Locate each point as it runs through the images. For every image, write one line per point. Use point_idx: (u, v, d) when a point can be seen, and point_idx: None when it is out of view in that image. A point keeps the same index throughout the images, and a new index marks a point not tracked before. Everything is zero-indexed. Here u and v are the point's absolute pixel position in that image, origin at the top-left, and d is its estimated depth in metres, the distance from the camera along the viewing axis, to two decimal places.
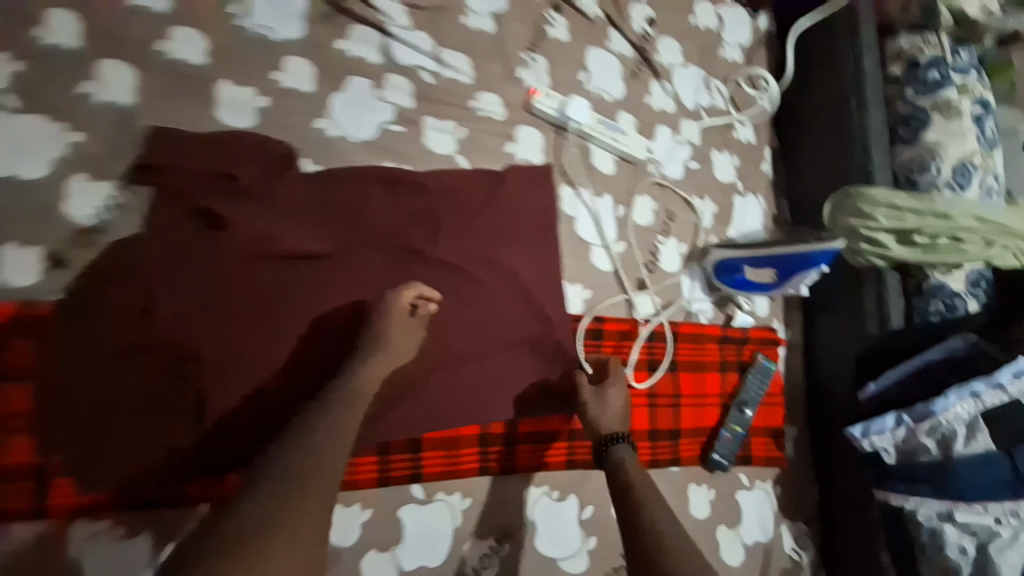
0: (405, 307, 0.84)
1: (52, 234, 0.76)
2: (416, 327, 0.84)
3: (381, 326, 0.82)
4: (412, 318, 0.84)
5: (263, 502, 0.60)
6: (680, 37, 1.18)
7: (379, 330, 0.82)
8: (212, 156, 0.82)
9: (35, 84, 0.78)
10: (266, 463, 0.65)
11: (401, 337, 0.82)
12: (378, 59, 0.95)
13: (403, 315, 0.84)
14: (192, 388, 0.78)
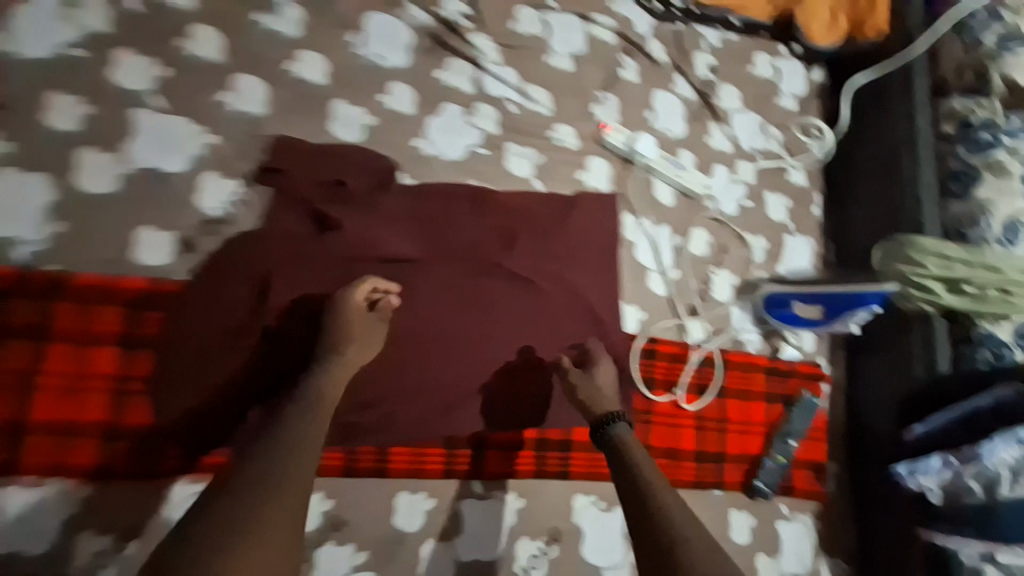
0: (361, 308, 0.86)
1: (184, 222, 0.86)
2: (371, 327, 0.86)
3: (341, 325, 0.84)
4: (371, 319, 0.86)
5: (236, 497, 0.60)
6: (742, 84, 1.26)
7: (337, 331, 0.83)
8: (326, 165, 0.93)
9: (180, 90, 0.89)
10: (237, 468, 0.64)
11: (355, 337, 0.84)
12: (470, 89, 1.05)
13: (364, 316, 0.86)
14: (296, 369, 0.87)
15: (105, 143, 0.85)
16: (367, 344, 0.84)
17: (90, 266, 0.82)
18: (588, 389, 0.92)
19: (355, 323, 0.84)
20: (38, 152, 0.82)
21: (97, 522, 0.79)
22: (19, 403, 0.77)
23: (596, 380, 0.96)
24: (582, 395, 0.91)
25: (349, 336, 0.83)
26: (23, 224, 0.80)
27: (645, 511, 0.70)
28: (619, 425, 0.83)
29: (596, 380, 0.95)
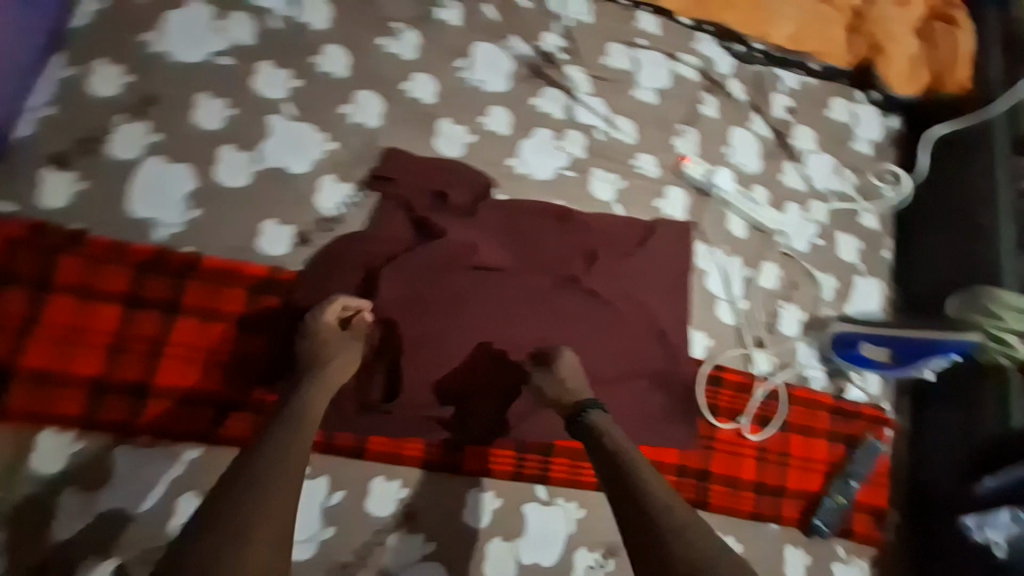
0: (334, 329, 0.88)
1: (303, 217, 0.95)
2: (345, 346, 0.87)
3: (316, 347, 0.85)
4: (349, 339, 0.88)
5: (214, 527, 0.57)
6: (819, 126, 1.29)
7: (313, 351, 0.84)
8: (432, 177, 1.01)
9: (308, 99, 0.99)
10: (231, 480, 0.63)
11: (331, 354, 0.85)
12: (562, 115, 1.12)
13: (341, 338, 0.87)
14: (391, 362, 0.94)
15: (241, 142, 0.94)
16: (345, 361, 0.85)
17: (220, 250, 0.91)
18: (554, 389, 0.91)
19: (334, 341, 0.86)
20: (181, 143, 0.91)
21: (200, 485, 0.85)
22: (148, 368, 0.85)
23: (559, 372, 0.92)
24: (548, 394, 0.91)
25: (326, 353, 0.84)
26: (167, 209, 0.90)
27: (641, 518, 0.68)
28: (595, 413, 0.86)
29: (558, 374, 0.92)
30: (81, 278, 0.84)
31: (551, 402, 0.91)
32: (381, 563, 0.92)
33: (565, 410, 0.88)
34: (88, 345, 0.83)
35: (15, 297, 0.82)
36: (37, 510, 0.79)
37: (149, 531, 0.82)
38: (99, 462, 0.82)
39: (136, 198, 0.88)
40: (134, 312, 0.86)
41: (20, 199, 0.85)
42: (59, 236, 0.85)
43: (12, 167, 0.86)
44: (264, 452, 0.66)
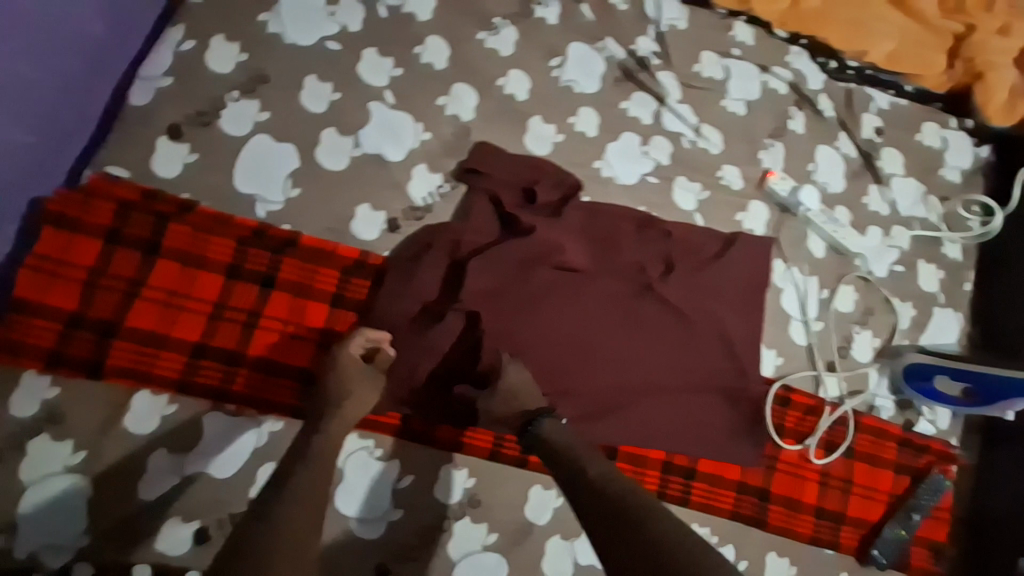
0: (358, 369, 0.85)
1: (394, 204, 0.97)
2: (363, 382, 0.84)
3: (335, 379, 0.83)
4: (368, 377, 0.85)
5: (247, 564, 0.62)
6: (907, 150, 1.26)
7: (333, 388, 0.83)
8: (521, 173, 1.01)
9: (408, 89, 1.00)
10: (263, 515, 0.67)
11: (352, 389, 0.83)
12: (650, 120, 1.11)
13: (361, 374, 0.85)
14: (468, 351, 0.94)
15: (342, 127, 0.96)
16: (363, 400, 0.83)
17: (315, 229, 0.93)
18: (501, 402, 0.87)
19: (345, 375, 0.84)
20: (287, 124, 0.94)
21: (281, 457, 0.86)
22: (243, 338, 0.87)
23: (512, 384, 0.88)
24: (495, 410, 0.87)
25: (344, 392, 0.82)
26: (269, 186, 0.92)
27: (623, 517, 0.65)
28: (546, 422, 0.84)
29: (505, 386, 0.88)
30: (187, 245, 0.87)
31: (496, 417, 0.88)
32: (444, 550, 0.93)
33: (514, 422, 0.86)
34: (186, 310, 0.86)
35: (126, 258, 0.85)
36: (126, 468, 0.81)
37: (232, 497, 0.84)
38: (189, 426, 0.84)
39: (241, 174, 0.91)
40: (233, 283, 0.88)
41: (134, 166, 0.88)
42: (170, 204, 0.88)
43: (129, 134, 0.88)
44: (286, 481, 0.72)
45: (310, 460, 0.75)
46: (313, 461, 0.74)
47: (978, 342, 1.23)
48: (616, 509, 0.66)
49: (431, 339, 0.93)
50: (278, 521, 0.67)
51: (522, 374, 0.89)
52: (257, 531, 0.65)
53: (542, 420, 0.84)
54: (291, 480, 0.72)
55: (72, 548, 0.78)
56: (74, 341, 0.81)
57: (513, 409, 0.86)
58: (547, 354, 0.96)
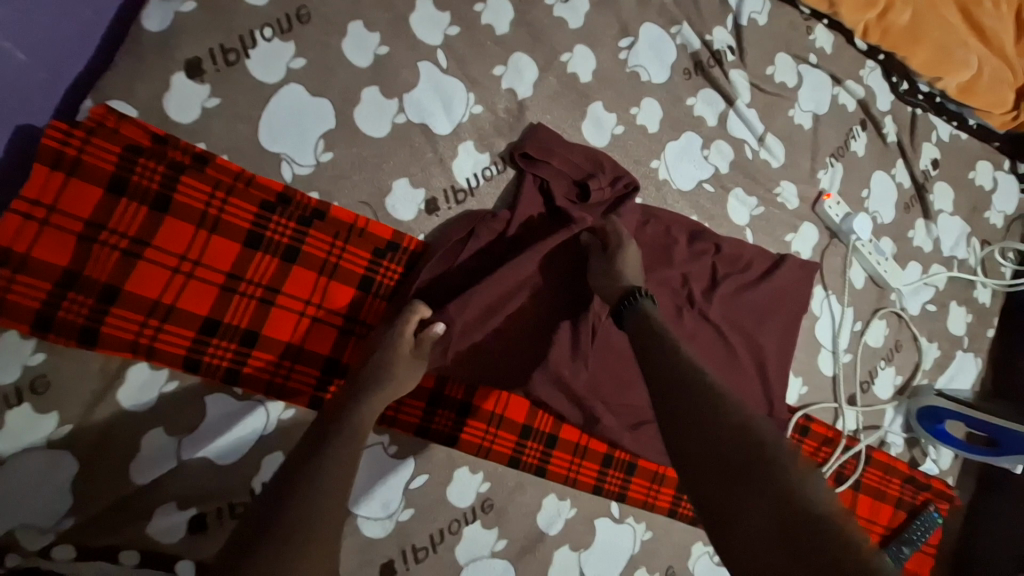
0: (409, 340, 0.78)
1: (435, 182, 0.87)
2: (406, 365, 0.77)
3: (383, 358, 0.75)
4: (417, 351, 0.78)
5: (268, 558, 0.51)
6: (957, 186, 1.24)
7: (375, 368, 0.75)
8: (579, 164, 0.92)
9: (466, 54, 0.90)
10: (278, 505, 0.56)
11: (395, 371, 0.76)
12: (714, 122, 1.04)
13: (410, 347, 0.78)
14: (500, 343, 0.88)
15: (387, 86, 0.85)
16: (407, 379, 0.77)
17: (348, 202, 0.83)
18: (606, 274, 0.84)
19: (385, 369, 0.75)
20: (328, 77, 0.83)
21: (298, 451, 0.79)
22: (259, 317, 0.78)
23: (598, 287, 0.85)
24: (601, 279, 0.84)
25: (386, 375, 0.75)
26: (299, 146, 0.81)
27: (704, 394, 0.62)
28: (644, 300, 0.79)
29: (615, 267, 0.84)
30: (202, 204, 0.76)
31: (598, 286, 0.85)
32: (450, 553, 0.87)
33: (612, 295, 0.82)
34: (200, 281, 0.76)
35: (130, 211, 0.73)
36: (115, 446, 0.72)
37: (235, 487, 0.76)
38: (190, 405, 0.76)
39: (268, 128, 0.80)
40: (252, 253, 0.78)
41: (144, 104, 0.75)
42: (184, 152, 0.76)
43: (138, 62, 0.75)
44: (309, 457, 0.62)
45: (340, 437, 0.65)
46: (337, 435, 0.65)
47: (989, 389, 1.25)
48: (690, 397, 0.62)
49: (471, 335, 0.85)
50: (317, 500, 0.57)
51: (634, 254, 0.86)
52: (286, 517, 0.55)
53: (644, 298, 0.80)
54: (326, 458, 0.62)
55: (52, 530, 0.69)
56: (66, 305, 0.70)
57: (614, 282, 0.83)
58: (604, 322, 0.92)
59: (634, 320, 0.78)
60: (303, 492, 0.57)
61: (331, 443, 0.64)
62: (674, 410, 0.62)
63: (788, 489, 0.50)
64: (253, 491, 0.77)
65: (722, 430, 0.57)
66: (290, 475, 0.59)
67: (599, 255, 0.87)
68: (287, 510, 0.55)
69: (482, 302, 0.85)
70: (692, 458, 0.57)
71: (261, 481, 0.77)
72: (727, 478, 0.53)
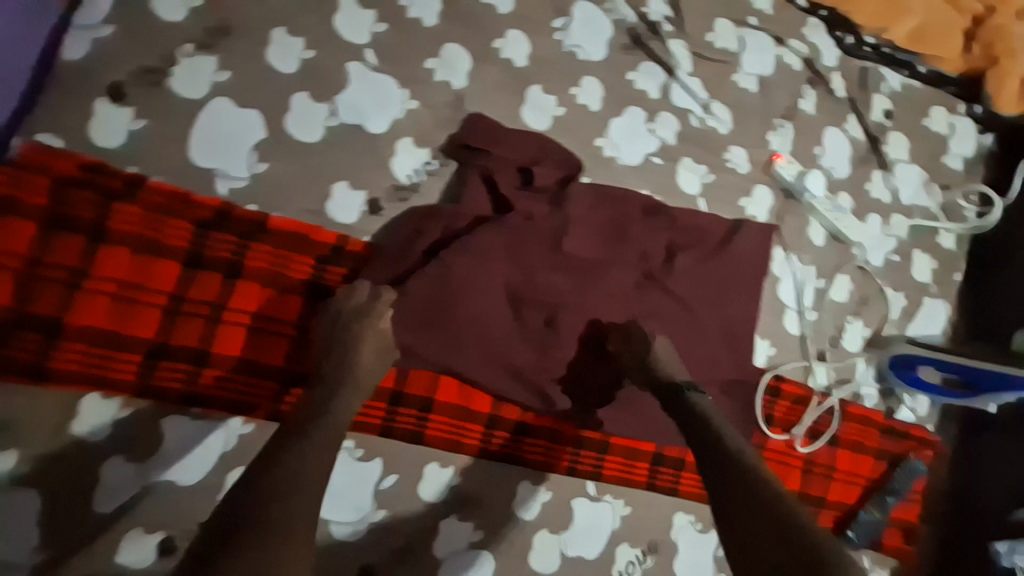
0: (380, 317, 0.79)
1: (376, 182, 0.86)
2: (376, 342, 0.77)
3: (349, 339, 0.76)
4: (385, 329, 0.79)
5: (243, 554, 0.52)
6: (913, 134, 1.23)
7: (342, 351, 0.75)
8: (523, 150, 0.92)
9: (394, 50, 0.89)
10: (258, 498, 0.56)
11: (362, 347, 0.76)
12: (657, 94, 1.03)
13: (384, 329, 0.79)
14: (455, 334, 0.86)
15: (317, 91, 0.85)
16: (374, 358, 0.76)
17: (289, 211, 0.82)
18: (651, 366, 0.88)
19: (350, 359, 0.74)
20: (255, 87, 0.82)
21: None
22: (207, 334, 0.78)
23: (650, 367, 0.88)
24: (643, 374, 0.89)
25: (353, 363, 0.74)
26: (231, 160, 0.81)
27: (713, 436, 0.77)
28: (695, 394, 0.85)
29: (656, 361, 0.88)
30: (140, 229, 0.76)
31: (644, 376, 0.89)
32: (429, 551, 0.88)
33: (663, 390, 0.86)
34: (144, 305, 0.76)
35: (68, 244, 0.73)
36: (79, 476, 0.73)
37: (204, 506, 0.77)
38: (149, 430, 0.76)
39: (197, 144, 0.79)
40: (196, 273, 0.78)
41: (71, 133, 0.75)
42: (116, 179, 0.76)
43: (59, 93, 0.75)
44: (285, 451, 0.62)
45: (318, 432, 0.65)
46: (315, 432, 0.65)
47: (964, 334, 1.24)
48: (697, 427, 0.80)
49: (420, 328, 0.85)
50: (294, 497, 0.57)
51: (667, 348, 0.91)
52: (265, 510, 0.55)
53: (691, 392, 0.85)
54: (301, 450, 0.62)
55: (26, 563, 0.70)
56: (12, 343, 0.70)
57: None
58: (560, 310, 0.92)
59: (685, 412, 0.83)
60: (276, 482, 0.57)
61: (308, 439, 0.63)
62: (724, 477, 0.72)
63: (800, 527, 0.62)
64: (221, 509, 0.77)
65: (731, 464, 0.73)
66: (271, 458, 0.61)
67: (628, 352, 0.91)
68: (258, 492, 0.56)
69: (423, 292, 0.84)
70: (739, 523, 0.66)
71: None
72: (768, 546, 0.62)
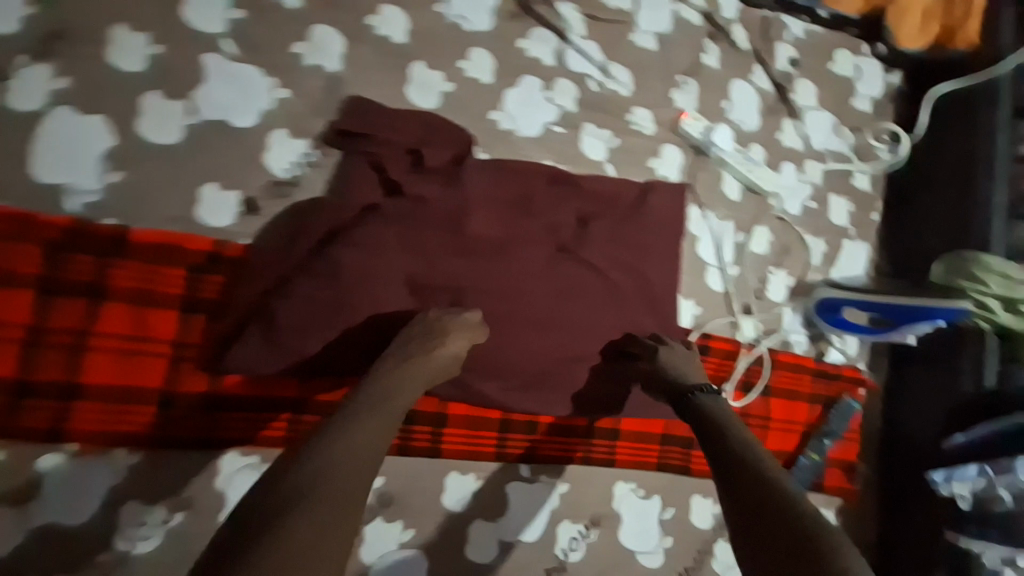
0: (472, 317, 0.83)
1: (250, 180, 0.82)
2: (460, 337, 0.80)
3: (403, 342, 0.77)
4: (471, 326, 0.82)
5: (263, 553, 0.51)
6: (820, 79, 1.22)
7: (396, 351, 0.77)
8: (408, 132, 0.87)
9: (256, 39, 0.83)
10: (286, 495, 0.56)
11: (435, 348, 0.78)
12: (552, 61, 1.00)
13: (469, 324, 0.82)
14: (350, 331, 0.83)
15: (171, 88, 0.80)
16: (457, 350, 0.80)
17: (153, 223, 0.79)
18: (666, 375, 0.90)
19: (412, 368, 0.75)
20: (103, 93, 0.77)
21: (168, 498, 0.79)
22: (71, 364, 0.75)
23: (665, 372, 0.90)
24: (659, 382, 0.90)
25: (429, 352, 0.77)
26: (79, 172, 0.76)
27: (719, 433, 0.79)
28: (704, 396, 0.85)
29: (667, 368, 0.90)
30: None
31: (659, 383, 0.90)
32: (356, 556, 0.89)
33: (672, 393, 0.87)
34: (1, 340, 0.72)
35: None
36: None
37: (99, 540, 0.76)
38: (26, 471, 0.73)
39: (41, 160, 0.74)
40: (52, 300, 0.74)
41: None
42: None
43: None
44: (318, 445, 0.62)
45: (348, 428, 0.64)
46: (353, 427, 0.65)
47: (886, 271, 1.26)
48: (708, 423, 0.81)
49: (310, 329, 0.80)
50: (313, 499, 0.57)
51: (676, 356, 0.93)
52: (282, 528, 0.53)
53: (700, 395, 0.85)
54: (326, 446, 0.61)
55: None
56: None
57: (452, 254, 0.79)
58: (466, 294, 0.88)
59: (694, 416, 0.83)
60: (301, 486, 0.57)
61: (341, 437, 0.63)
62: (735, 471, 0.72)
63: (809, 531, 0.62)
64: (118, 547, 0.77)
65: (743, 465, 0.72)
66: (307, 475, 0.58)
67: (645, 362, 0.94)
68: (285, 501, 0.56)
69: (309, 291, 0.80)
70: (752, 524, 0.65)
71: (123, 535, 0.77)
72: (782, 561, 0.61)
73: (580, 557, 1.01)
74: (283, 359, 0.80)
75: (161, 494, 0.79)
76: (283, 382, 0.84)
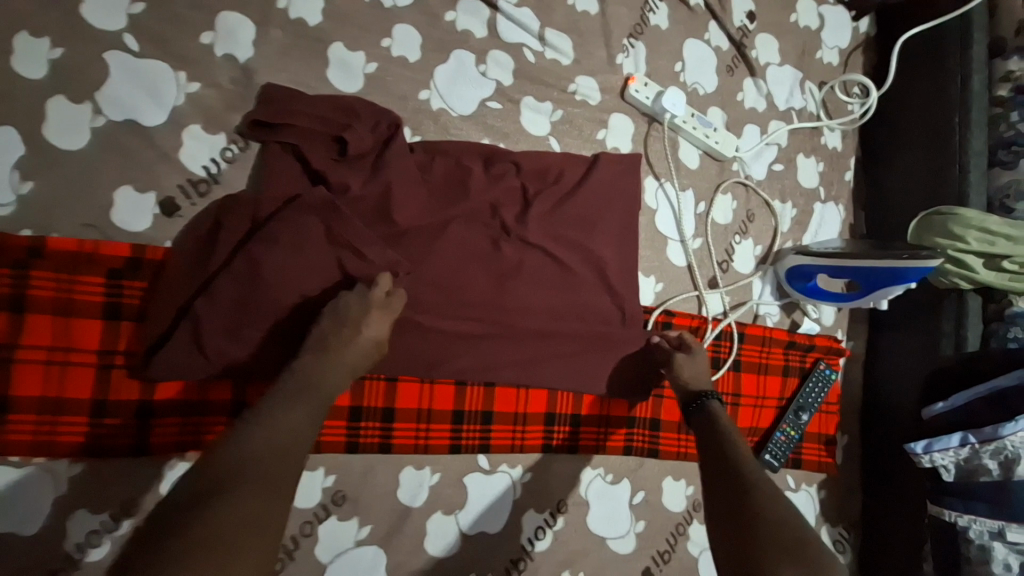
0: (380, 297, 0.79)
1: (166, 180, 0.80)
2: (377, 319, 0.77)
3: (325, 326, 0.75)
4: (385, 305, 0.79)
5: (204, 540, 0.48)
6: (781, 32, 1.15)
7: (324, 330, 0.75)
8: (328, 117, 0.83)
9: (163, 34, 0.80)
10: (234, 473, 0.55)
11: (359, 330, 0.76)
12: (484, 32, 0.95)
13: (379, 303, 0.78)
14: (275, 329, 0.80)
15: (75, 91, 0.77)
16: (376, 337, 0.77)
17: (68, 230, 0.76)
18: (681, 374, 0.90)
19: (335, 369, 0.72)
20: (5, 101, 0.74)
21: (115, 507, 0.77)
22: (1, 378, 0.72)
23: (686, 370, 0.91)
24: (676, 376, 0.91)
25: (346, 339, 0.74)
26: None
27: (713, 427, 0.80)
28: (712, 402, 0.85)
29: (691, 368, 0.91)
30: None
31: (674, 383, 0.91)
32: (312, 556, 0.84)
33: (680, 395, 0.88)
34: None
35: None
36: None
37: (44, 557, 0.73)
38: None
39: None
40: None
41: None
42: None
43: None
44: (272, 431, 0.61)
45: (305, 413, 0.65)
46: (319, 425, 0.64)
47: (861, 233, 1.20)
48: (707, 418, 0.82)
49: (237, 329, 0.78)
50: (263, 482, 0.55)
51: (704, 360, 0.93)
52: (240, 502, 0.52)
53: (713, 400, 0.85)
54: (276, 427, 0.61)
55: None
56: None
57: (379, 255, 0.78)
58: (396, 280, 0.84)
59: (701, 418, 0.83)
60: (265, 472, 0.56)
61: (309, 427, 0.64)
62: (725, 460, 0.73)
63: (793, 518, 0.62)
64: (69, 558, 0.74)
65: (729, 455, 0.73)
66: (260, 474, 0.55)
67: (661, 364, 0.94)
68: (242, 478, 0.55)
69: (229, 291, 0.77)
70: (739, 504, 0.65)
71: (76, 543, 0.74)
72: (791, 555, 0.57)
73: (546, 546, 0.97)
74: (211, 362, 0.78)
75: (107, 503, 0.76)
76: (221, 384, 0.82)
